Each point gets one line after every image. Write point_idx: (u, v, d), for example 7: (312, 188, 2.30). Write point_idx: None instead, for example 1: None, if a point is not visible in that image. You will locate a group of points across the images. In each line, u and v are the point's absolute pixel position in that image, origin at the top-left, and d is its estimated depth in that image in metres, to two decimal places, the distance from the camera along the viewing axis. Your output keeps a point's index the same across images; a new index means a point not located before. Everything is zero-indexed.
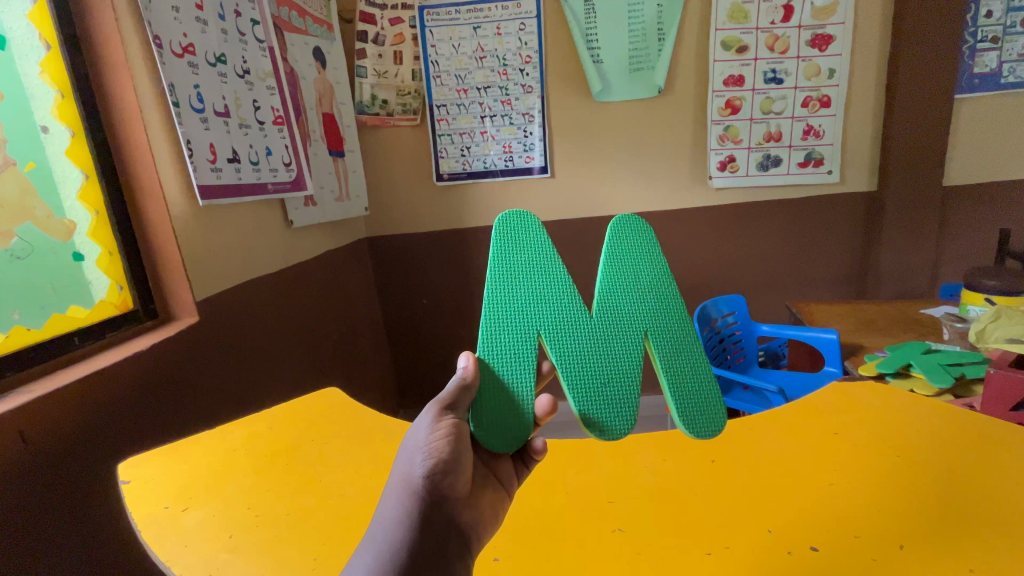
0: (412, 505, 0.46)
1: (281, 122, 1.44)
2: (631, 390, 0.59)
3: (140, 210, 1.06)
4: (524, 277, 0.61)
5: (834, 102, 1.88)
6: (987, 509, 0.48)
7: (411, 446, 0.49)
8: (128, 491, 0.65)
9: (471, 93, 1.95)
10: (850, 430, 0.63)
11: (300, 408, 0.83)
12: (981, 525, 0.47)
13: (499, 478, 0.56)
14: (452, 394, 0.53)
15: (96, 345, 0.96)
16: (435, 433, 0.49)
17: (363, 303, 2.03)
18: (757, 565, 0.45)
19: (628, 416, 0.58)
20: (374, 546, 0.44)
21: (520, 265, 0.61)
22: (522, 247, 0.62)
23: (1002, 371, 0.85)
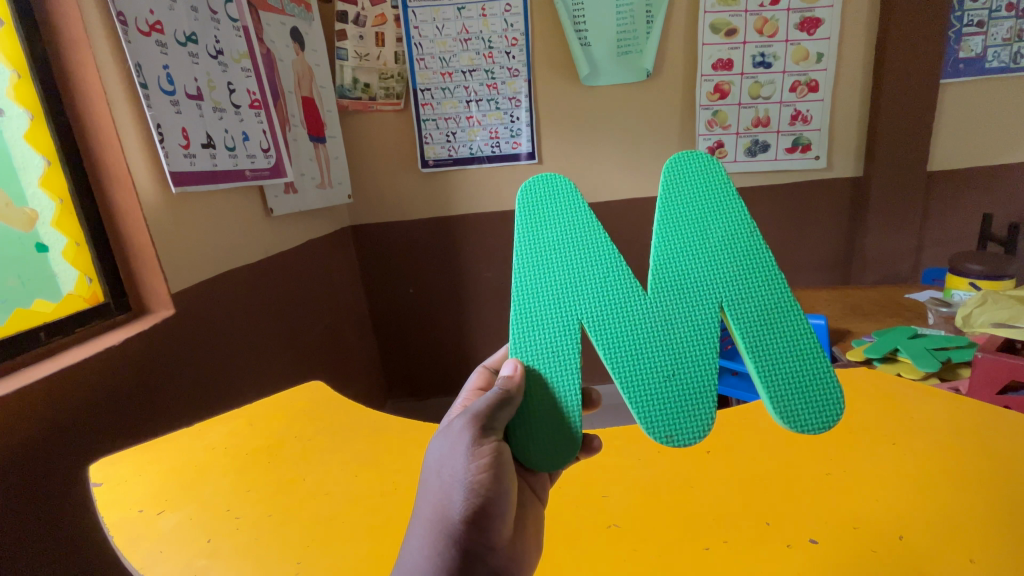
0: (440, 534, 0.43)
1: (258, 106, 1.38)
2: (703, 400, 0.53)
3: (109, 198, 1.01)
4: (561, 254, 0.57)
5: (821, 86, 1.88)
6: (1000, 509, 0.46)
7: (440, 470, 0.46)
8: (99, 494, 0.62)
9: (456, 77, 1.90)
10: (846, 418, 0.62)
11: (281, 403, 0.81)
12: (997, 526, 0.45)
13: (533, 487, 0.54)
14: (487, 408, 0.49)
15: (64, 340, 0.92)
16: (474, 463, 0.45)
17: (347, 293, 1.99)
18: (753, 560, 0.44)
19: (681, 429, 0.53)
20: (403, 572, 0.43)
21: (553, 243, 0.57)
22: (553, 221, 0.58)
23: (990, 355, 0.86)
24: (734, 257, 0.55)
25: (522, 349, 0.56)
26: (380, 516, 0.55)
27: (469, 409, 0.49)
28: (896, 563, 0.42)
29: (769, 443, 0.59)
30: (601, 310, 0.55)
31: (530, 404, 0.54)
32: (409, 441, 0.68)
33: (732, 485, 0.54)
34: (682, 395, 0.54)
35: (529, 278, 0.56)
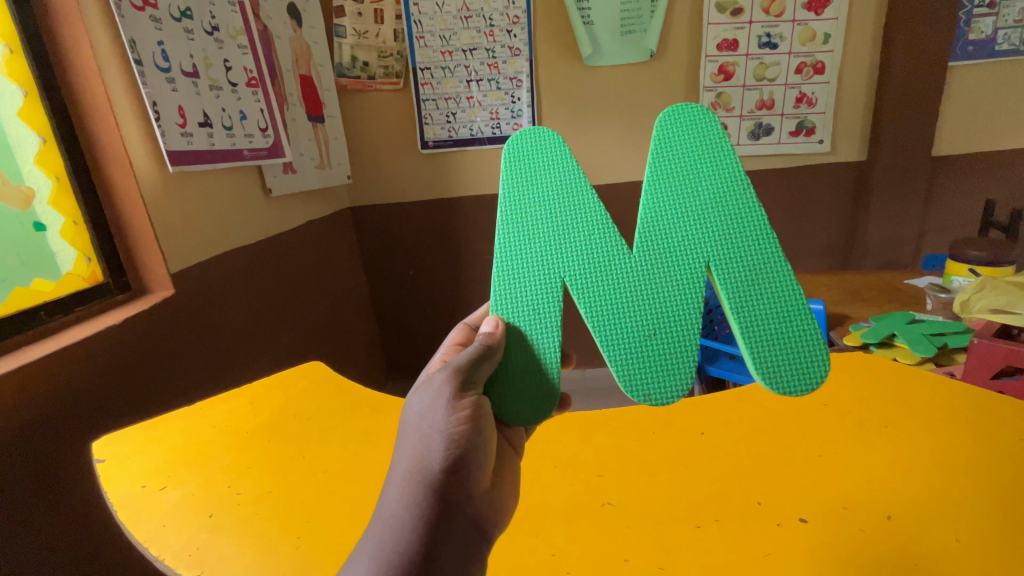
0: (420, 485, 0.44)
1: (255, 84, 1.36)
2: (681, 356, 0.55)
3: (106, 177, 1.00)
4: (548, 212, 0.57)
5: (827, 68, 1.85)
6: (989, 491, 0.47)
7: (423, 420, 0.47)
8: (103, 469, 0.63)
9: (456, 56, 1.87)
10: (840, 400, 0.63)
11: (281, 382, 0.81)
12: (984, 508, 0.45)
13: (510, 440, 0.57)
14: (469, 362, 0.50)
15: (64, 319, 0.92)
16: (456, 414, 0.47)
17: (347, 275, 1.99)
18: (743, 537, 0.45)
19: (663, 385, 0.55)
20: (380, 525, 0.43)
21: (540, 201, 0.57)
22: (546, 178, 0.58)
23: (984, 341, 0.86)
24: (726, 212, 0.56)
25: (503, 306, 0.57)
26: (381, 493, 0.56)
27: (450, 363, 0.51)
28: (884, 541, 0.43)
29: (763, 424, 0.60)
30: (582, 268, 0.56)
31: (506, 361, 0.56)
32: None
33: (725, 465, 0.54)
34: (663, 354, 0.55)
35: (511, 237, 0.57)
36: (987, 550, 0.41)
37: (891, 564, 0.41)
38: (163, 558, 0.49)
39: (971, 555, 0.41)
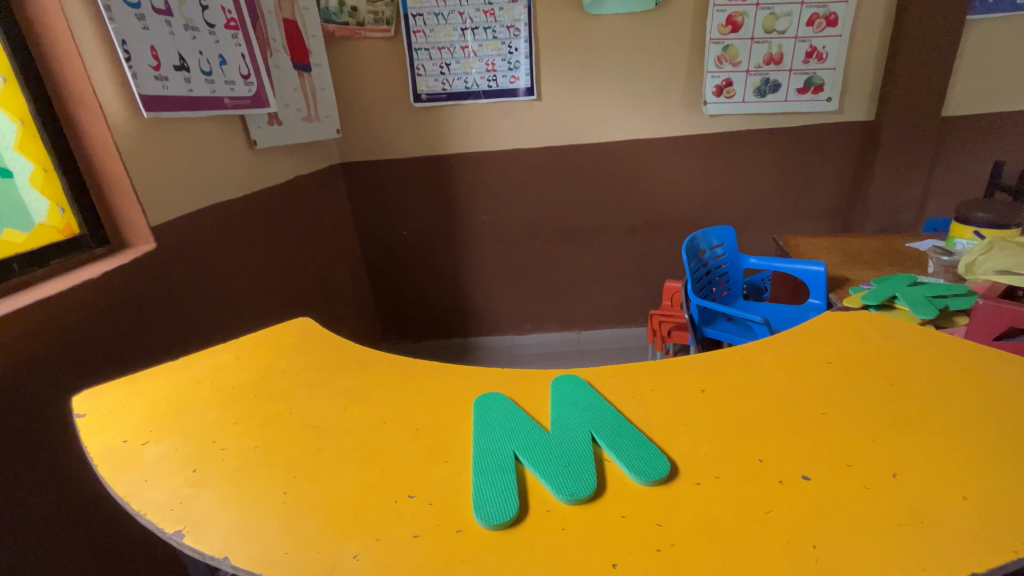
0: None
1: (234, 27, 1.28)
2: (605, 469, 0.47)
3: (76, 122, 0.94)
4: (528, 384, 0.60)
5: (840, 20, 1.76)
6: (999, 450, 0.46)
7: None
8: (83, 424, 0.61)
9: (450, 1, 1.76)
10: (844, 359, 0.61)
11: (269, 338, 0.79)
12: (995, 468, 0.44)
13: None
14: None
15: (39, 273, 0.88)
16: None
17: (337, 234, 1.94)
18: (746, 493, 0.43)
19: (579, 486, 0.45)
20: None
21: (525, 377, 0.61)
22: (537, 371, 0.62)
23: (991, 302, 0.84)
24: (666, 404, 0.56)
25: (463, 429, 0.55)
26: (370, 446, 0.54)
27: None
28: (891, 499, 0.42)
29: (765, 383, 0.58)
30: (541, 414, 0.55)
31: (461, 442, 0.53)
32: (399, 374, 0.67)
33: (726, 423, 0.52)
34: (584, 465, 0.47)
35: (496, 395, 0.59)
36: (995, 509, 0.40)
37: (898, 521, 0.40)
38: (144, 512, 0.47)
39: (984, 513, 0.40)
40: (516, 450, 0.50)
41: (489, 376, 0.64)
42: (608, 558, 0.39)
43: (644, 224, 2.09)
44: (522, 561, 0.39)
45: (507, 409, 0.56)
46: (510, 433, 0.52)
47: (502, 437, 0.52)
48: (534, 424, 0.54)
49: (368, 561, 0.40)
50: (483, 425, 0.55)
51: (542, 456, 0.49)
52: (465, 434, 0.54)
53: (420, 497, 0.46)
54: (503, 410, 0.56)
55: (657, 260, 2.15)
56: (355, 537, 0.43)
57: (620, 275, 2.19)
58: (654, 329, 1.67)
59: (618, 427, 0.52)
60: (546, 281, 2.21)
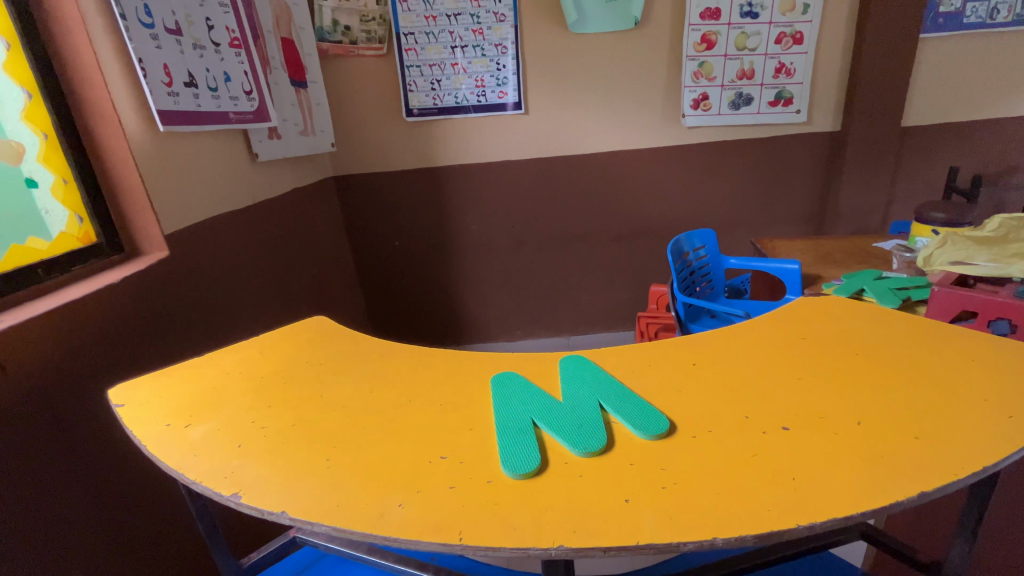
0: None
1: (238, 45, 1.34)
2: (612, 428, 0.54)
3: (94, 136, 0.99)
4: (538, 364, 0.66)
5: (805, 39, 1.89)
6: (946, 400, 0.53)
7: None
8: (123, 412, 0.65)
9: (440, 20, 1.85)
10: (816, 335, 0.69)
11: (287, 335, 0.84)
12: (943, 414, 0.51)
13: None
14: None
15: (61, 279, 0.92)
16: None
17: (333, 244, 1.99)
18: (735, 442, 0.50)
19: (591, 441, 0.51)
20: None
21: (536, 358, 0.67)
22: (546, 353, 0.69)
23: (946, 290, 0.94)
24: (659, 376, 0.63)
25: (484, 404, 0.61)
26: (399, 419, 0.59)
27: None
28: (858, 442, 0.49)
29: (748, 356, 0.66)
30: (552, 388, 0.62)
31: (483, 414, 0.59)
32: (416, 361, 0.72)
33: (717, 390, 0.59)
34: (594, 424, 0.54)
35: (510, 375, 0.66)
36: (944, 445, 0.47)
37: (865, 458, 0.47)
38: (199, 482, 0.52)
39: (933, 448, 0.47)
40: (534, 417, 0.56)
41: (500, 360, 0.71)
42: (622, 496, 0.45)
43: (629, 230, 2.19)
44: (547, 501, 0.45)
45: (522, 385, 0.63)
46: (528, 404, 0.59)
47: (519, 407, 0.58)
48: (545, 395, 0.60)
49: (412, 509, 0.46)
50: (502, 398, 0.61)
51: (558, 420, 0.55)
52: (486, 407, 0.60)
53: (451, 458, 0.52)
54: (516, 386, 0.63)
55: (643, 265, 2.25)
56: (397, 491, 0.48)
57: (608, 281, 2.28)
58: (642, 331, 1.74)
59: (620, 393, 0.59)
60: (537, 287, 2.28)
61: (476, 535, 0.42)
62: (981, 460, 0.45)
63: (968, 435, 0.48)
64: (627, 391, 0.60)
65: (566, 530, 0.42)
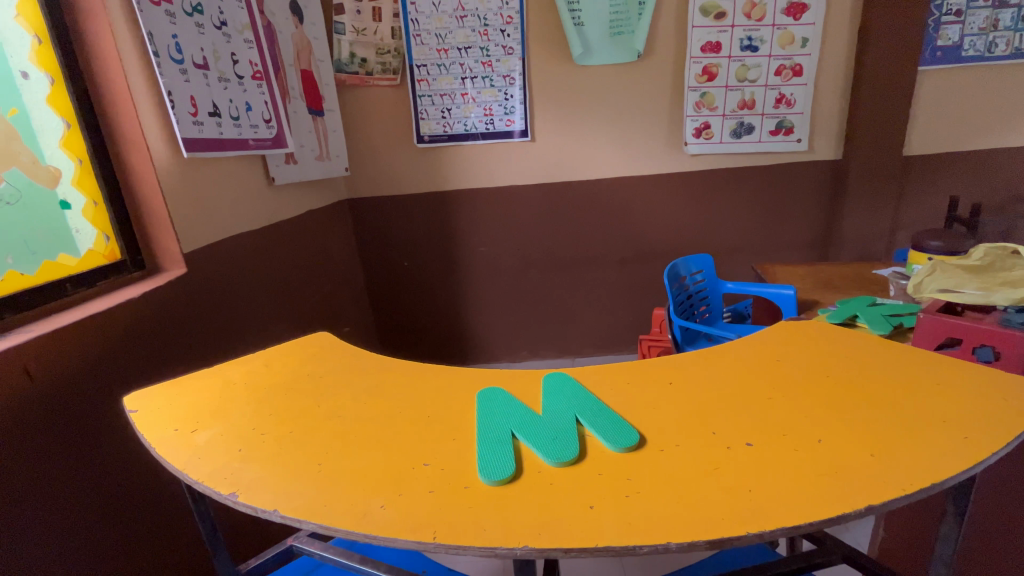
0: None
1: (260, 78, 1.43)
2: (585, 441, 0.57)
3: (124, 162, 1.07)
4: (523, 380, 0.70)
5: (805, 71, 1.95)
6: (906, 422, 0.56)
7: None
8: (136, 417, 0.70)
9: (451, 53, 1.94)
10: (792, 357, 0.72)
11: (293, 349, 0.89)
12: (900, 434, 0.54)
13: None
14: None
15: (87, 292, 0.98)
16: None
17: (344, 264, 2.06)
18: (700, 455, 0.53)
19: (564, 452, 0.55)
20: None
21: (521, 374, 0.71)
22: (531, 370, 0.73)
23: (930, 315, 0.97)
24: (637, 394, 0.66)
25: (468, 416, 0.64)
26: (389, 429, 0.63)
27: None
28: (815, 458, 0.52)
29: (723, 376, 0.69)
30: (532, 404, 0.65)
31: (467, 425, 0.62)
32: (412, 376, 0.77)
33: (689, 408, 0.62)
34: (568, 437, 0.57)
35: (493, 390, 0.69)
36: (896, 464, 0.50)
37: (819, 474, 0.49)
38: (201, 482, 0.57)
39: (885, 466, 0.50)
40: (513, 429, 0.60)
41: (490, 376, 0.74)
42: (587, 503, 0.48)
43: (633, 254, 2.23)
44: (518, 505, 0.49)
45: (504, 400, 0.66)
46: (509, 417, 0.62)
47: (500, 420, 0.62)
48: (527, 409, 0.64)
49: (394, 510, 0.49)
50: (486, 411, 0.64)
51: (535, 432, 0.59)
52: (470, 419, 0.64)
53: (434, 465, 0.56)
54: (501, 400, 0.67)
55: (647, 288, 2.28)
56: (381, 493, 0.52)
57: (612, 303, 2.31)
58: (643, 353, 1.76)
59: (596, 408, 0.62)
60: (542, 309, 2.31)
61: (449, 535, 0.46)
62: (930, 479, 0.48)
63: (921, 456, 0.51)
64: (603, 407, 0.63)
65: (532, 532, 0.45)
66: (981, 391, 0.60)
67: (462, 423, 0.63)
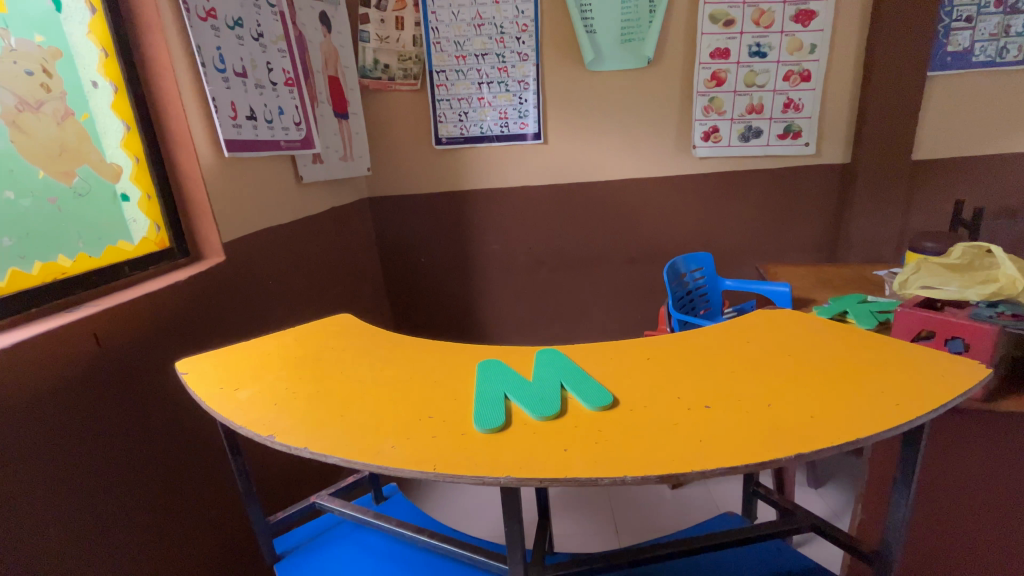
0: None
1: (292, 84, 1.56)
2: (567, 402, 0.66)
3: (173, 160, 1.20)
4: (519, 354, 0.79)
5: (813, 76, 2.00)
6: (848, 392, 0.64)
7: None
8: (187, 377, 0.82)
9: (469, 60, 2.05)
10: (761, 339, 0.80)
11: (319, 326, 1.00)
12: (840, 401, 0.62)
13: None
14: None
15: (141, 275, 1.11)
16: None
17: (364, 258, 2.19)
18: (662, 414, 0.62)
19: (548, 409, 0.64)
20: None
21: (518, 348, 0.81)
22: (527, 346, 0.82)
23: (906, 309, 1.02)
24: (616, 366, 0.75)
25: (471, 381, 0.75)
26: (400, 391, 0.74)
27: None
28: (760, 418, 0.60)
29: (696, 353, 0.77)
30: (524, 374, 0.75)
31: (468, 389, 0.72)
32: (422, 349, 0.87)
33: (660, 377, 0.71)
34: (553, 398, 0.67)
35: (493, 361, 0.79)
36: (830, 423, 0.58)
37: (761, 430, 0.58)
38: (243, 427, 0.68)
39: (820, 424, 0.58)
40: (507, 392, 0.69)
41: (490, 350, 0.84)
42: (561, 446, 0.58)
43: (641, 253, 2.30)
44: (504, 448, 0.58)
45: (501, 369, 0.76)
46: (504, 382, 0.72)
47: (496, 384, 0.72)
48: (520, 377, 0.74)
49: (401, 450, 0.60)
50: (484, 377, 0.74)
51: (525, 394, 0.68)
52: (472, 384, 0.74)
53: (436, 417, 0.66)
54: (498, 369, 0.77)
55: (654, 287, 2.35)
56: (391, 437, 0.62)
57: (620, 301, 2.39)
58: None
59: (580, 377, 0.72)
60: (551, 305, 2.40)
61: (444, 467, 0.56)
62: (856, 434, 0.56)
63: (853, 417, 0.59)
64: (586, 375, 0.73)
65: (514, 467, 0.55)
66: (924, 370, 0.67)
67: (464, 387, 0.73)
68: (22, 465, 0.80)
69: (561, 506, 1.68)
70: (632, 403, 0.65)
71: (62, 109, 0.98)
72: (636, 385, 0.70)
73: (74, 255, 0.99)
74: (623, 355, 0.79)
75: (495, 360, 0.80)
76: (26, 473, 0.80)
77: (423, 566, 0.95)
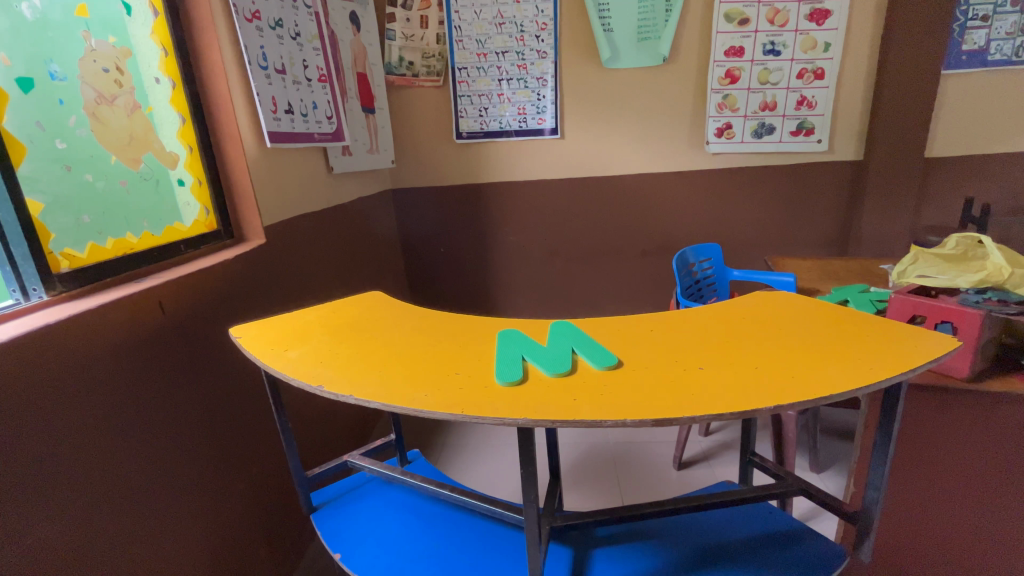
0: None
1: (325, 80, 1.67)
2: (577, 364, 0.76)
3: (221, 149, 1.32)
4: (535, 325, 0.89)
5: (827, 74, 2.05)
6: (830, 360, 0.71)
7: None
8: (242, 340, 0.93)
9: (490, 57, 2.14)
10: (757, 317, 0.88)
11: (354, 301, 1.10)
12: (821, 366, 0.69)
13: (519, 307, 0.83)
14: None
15: (194, 253, 1.23)
16: None
17: (386, 247, 2.30)
18: (661, 375, 0.71)
19: (560, 367, 0.74)
20: None
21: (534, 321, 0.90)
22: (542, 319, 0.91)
23: (900, 295, 1.04)
24: (622, 337, 0.84)
25: (491, 346, 0.84)
26: (429, 353, 0.83)
27: None
28: (748, 378, 0.68)
29: (695, 328, 0.86)
30: (539, 341, 0.84)
31: (490, 352, 0.82)
32: (447, 321, 0.97)
33: (662, 347, 0.80)
34: (564, 360, 0.76)
35: (511, 331, 0.89)
36: (809, 382, 0.66)
37: (748, 386, 0.66)
38: (296, 378, 0.78)
39: (800, 383, 0.65)
40: (523, 355, 0.79)
41: (509, 322, 0.94)
42: (572, 398, 0.67)
43: (653, 246, 2.38)
44: (522, 398, 0.68)
45: (518, 337, 0.86)
46: (521, 346, 0.82)
47: (514, 348, 0.81)
48: (535, 343, 0.83)
49: (433, 397, 0.69)
50: (503, 343, 0.84)
51: (540, 356, 0.78)
52: (492, 348, 0.83)
53: (462, 374, 0.75)
54: (516, 337, 0.86)
55: (665, 279, 2.42)
56: (424, 388, 0.72)
57: (631, 292, 2.46)
58: None
59: (589, 343, 0.81)
60: (565, 295, 2.49)
61: (471, 410, 0.66)
62: (832, 391, 0.63)
63: (828, 378, 0.66)
64: (593, 343, 0.81)
65: (529, 412, 0.64)
66: (903, 343, 0.74)
67: (486, 352, 0.82)
68: (106, 413, 0.91)
69: (571, 483, 1.77)
70: (635, 366, 0.74)
71: (131, 103, 1.10)
72: (639, 352, 0.78)
73: (140, 233, 1.11)
74: (629, 328, 0.88)
75: (513, 330, 0.89)
76: (107, 422, 0.91)
77: (444, 520, 1.05)
